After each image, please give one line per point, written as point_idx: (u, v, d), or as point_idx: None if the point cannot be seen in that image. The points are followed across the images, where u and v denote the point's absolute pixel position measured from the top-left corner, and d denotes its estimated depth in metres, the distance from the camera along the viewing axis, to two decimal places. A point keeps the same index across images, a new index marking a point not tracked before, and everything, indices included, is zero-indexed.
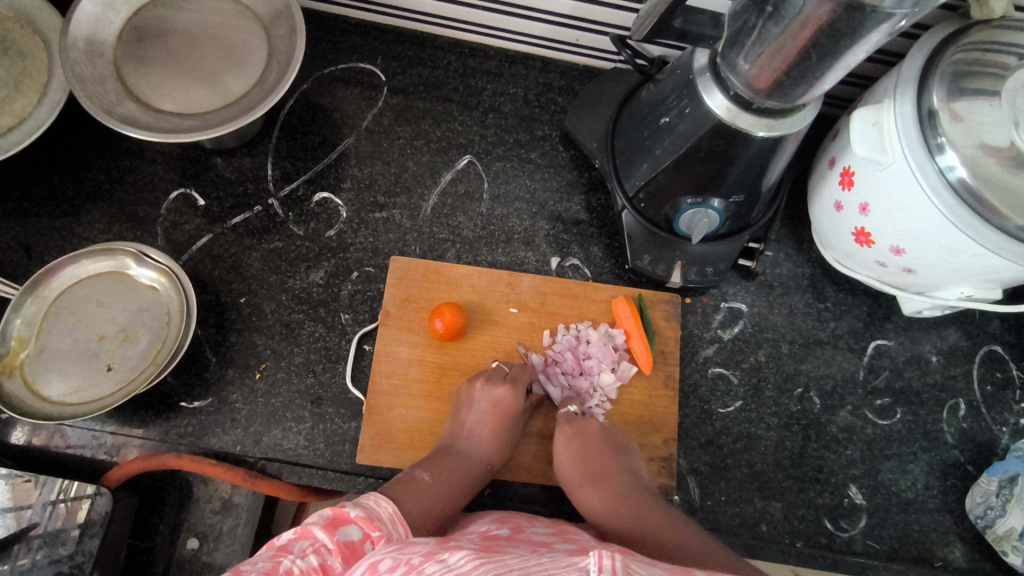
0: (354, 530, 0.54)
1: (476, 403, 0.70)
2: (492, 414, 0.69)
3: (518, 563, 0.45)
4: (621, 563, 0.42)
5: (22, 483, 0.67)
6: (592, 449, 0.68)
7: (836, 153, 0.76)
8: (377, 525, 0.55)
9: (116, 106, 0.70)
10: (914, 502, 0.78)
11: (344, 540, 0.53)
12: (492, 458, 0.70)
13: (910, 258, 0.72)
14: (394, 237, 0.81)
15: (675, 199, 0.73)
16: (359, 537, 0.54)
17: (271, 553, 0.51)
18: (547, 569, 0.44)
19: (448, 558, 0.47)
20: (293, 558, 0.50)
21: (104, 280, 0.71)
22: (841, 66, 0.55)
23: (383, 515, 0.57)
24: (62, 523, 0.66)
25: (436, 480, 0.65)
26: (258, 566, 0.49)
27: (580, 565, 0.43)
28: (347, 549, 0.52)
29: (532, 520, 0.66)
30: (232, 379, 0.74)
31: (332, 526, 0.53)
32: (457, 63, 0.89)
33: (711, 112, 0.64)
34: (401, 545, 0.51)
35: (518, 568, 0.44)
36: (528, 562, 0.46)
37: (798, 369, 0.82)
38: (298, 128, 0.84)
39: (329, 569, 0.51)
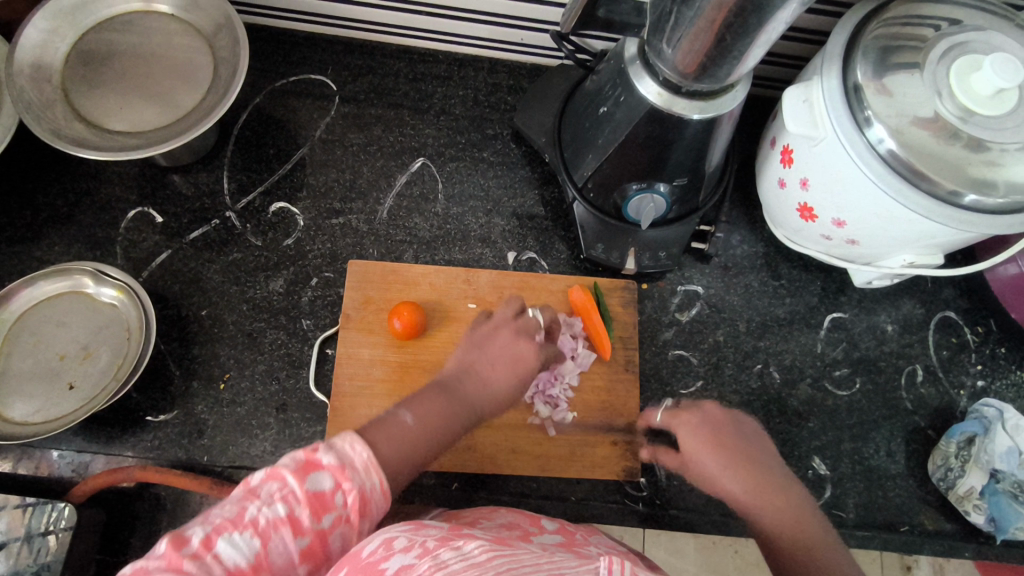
0: (323, 480, 0.48)
1: (489, 346, 0.69)
2: (508, 362, 0.67)
3: (530, 559, 0.43)
4: (631, 568, 0.42)
5: (14, 514, 0.68)
6: (724, 428, 0.67)
7: (776, 132, 0.78)
8: (351, 475, 0.48)
9: (65, 128, 0.71)
10: (879, 469, 0.80)
11: (313, 490, 0.47)
12: (486, 407, 0.65)
13: (852, 229, 0.73)
14: (352, 242, 0.83)
15: (621, 186, 0.75)
16: (331, 486, 0.47)
17: (240, 494, 0.47)
18: (559, 569, 0.43)
19: (462, 546, 0.44)
20: (257, 505, 0.46)
21: (63, 300, 0.72)
22: (758, 46, 0.57)
23: (359, 461, 0.49)
24: (50, 555, 0.67)
25: (422, 420, 0.58)
26: (226, 510, 0.47)
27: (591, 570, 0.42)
28: (316, 500, 0.47)
29: (534, 519, 0.64)
30: (197, 391, 0.75)
31: (301, 471, 0.47)
32: (406, 69, 0.91)
33: (644, 99, 0.66)
34: (415, 525, 0.49)
35: (529, 565, 0.42)
36: (540, 558, 0.45)
37: (757, 346, 0.84)
38: (252, 141, 0.86)
39: (296, 522, 0.46)
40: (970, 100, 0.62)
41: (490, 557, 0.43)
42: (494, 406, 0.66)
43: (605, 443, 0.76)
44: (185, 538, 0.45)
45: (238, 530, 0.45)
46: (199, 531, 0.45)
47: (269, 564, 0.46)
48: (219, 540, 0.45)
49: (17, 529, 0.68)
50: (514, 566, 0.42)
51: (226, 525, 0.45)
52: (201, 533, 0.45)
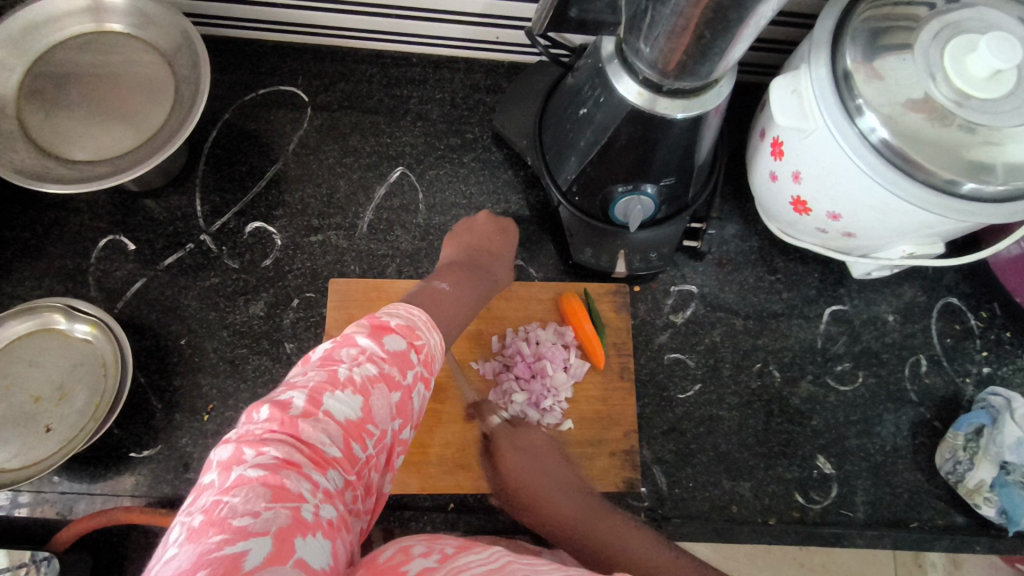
0: (398, 342, 0.48)
1: (473, 226, 0.76)
2: (494, 230, 0.75)
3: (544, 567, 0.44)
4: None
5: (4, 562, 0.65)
6: (543, 459, 0.68)
7: (765, 124, 0.74)
8: (420, 334, 0.51)
9: (25, 160, 0.68)
10: (885, 465, 0.78)
11: (394, 350, 0.48)
12: (498, 269, 0.72)
13: (847, 222, 0.71)
14: (332, 259, 0.80)
15: (607, 188, 0.72)
16: (406, 346, 0.49)
17: (318, 366, 0.45)
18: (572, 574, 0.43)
19: (481, 552, 0.45)
20: (347, 367, 0.45)
21: (34, 339, 0.70)
22: (739, 41, 0.54)
23: (420, 322, 0.52)
24: None
25: (455, 287, 0.65)
26: (311, 376, 0.44)
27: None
28: (399, 358, 0.47)
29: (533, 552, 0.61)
30: (180, 423, 0.73)
31: (377, 335, 0.48)
32: (380, 74, 0.88)
33: (623, 99, 0.62)
34: (431, 537, 0.48)
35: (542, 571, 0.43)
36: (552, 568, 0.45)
37: (755, 345, 0.81)
38: (223, 159, 0.83)
39: (389, 377, 0.46)
40: (964, 81, 0.59)
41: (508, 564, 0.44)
42: (490, 243, 0.74)
43: (603, 455, 0.73)
44: (287, 402, 0.43)
45: (337, 389, 0.44)
46: (302, 394, 0.43)
47: (373, 418, 0.45)
48: (323, 399, 0.43)
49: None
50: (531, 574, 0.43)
51: (323, 387, 0.44)
52: (302, 396, 0.43)
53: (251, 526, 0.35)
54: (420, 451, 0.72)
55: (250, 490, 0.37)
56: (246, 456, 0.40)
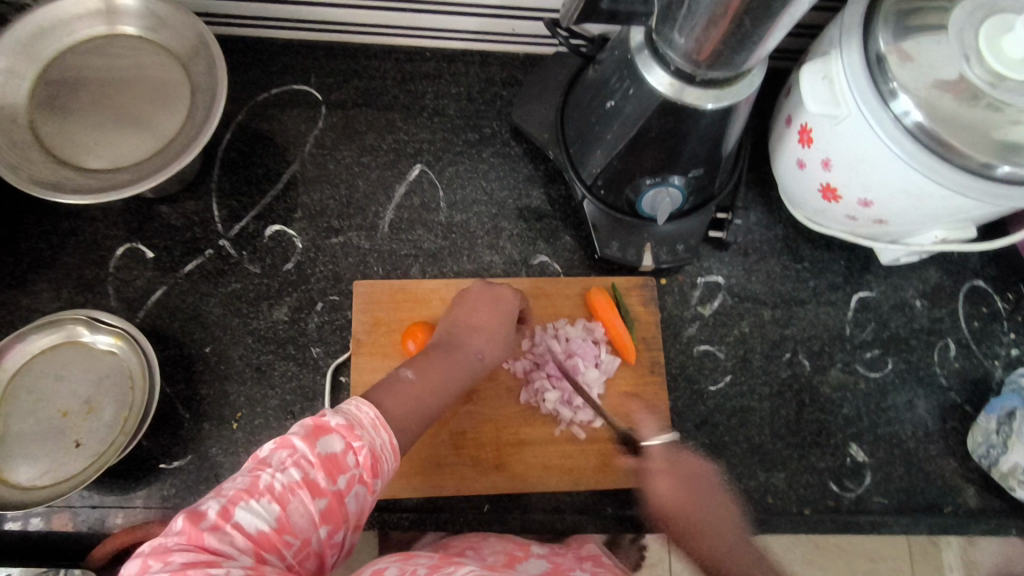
0: (334, 442, 0.45)
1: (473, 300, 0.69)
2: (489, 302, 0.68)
3: None
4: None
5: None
6: (641, 469, 0.65)
7: (791, 111, 0.73)
8: (360, 432, 0.47)
9: (41, 170, 0.66)
10: (918, 451, 0.78)
11: (326, 452, 0.45)
12: (482, 348, 0.65)
13: (879, 208, 0.70)
14: (355, 261, 0.79)
15: (634, 181, 0.71)
16: (342, 449, 0.46)
17: (248, 469, 0.44)
18: None
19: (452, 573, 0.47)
20: (270, 473, 0.43)
21: (57, 353, 0.68)
22: (778, 29, 0.53)
23: (365, 421, 0.48)
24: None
25: (422, 376, 0.59)
26: (237, 482, 0.43)
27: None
28: (331, 463, 0.45)
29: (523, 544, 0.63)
30: (209, 433, 0.72)
31: (312, 435, 0.45)
32: (393, 70, 0.86)
33: (654, 91, 0.61)
34: (404, 556, 0.52)
35: None
36: None
37: (784, 334, 0.81)
38: (239, 162, 0.81)
39: (313, 485, 0.44)
40: (999, 60, 0.58)
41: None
42: (481, 315, 0.67)
43: None
44: (200, 512, 0.42)
45: (254, 497, 0.42)
46: (215, 504, 0.42)
47: (291, 527, 0.43)
48: (236, 509, 0.42)
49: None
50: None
51: (240, 495, 0.42)
52: (215, 507, 0.42)
53: None
54: (453, 452, 0.71)
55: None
56: (149, 570, 0.39)
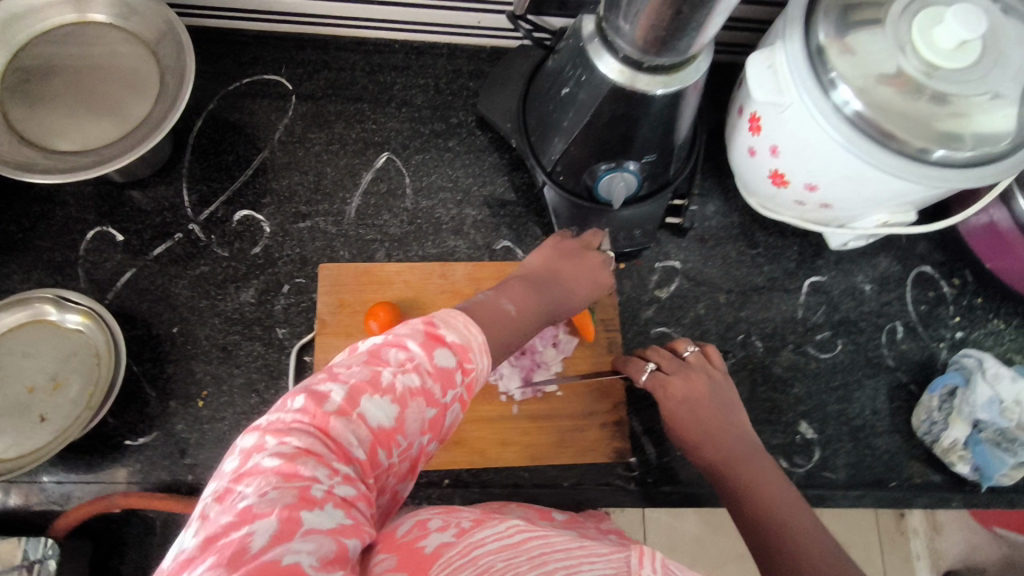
0: (446, 357, 0.46)
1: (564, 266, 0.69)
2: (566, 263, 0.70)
3: (562, 543, 0.48)
4: (661, 561, 0.44)
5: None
6: (700, 404, 0.68)
7: (742, 100, 0.77)
8: (469, 355, 0.47)
9: (9, 151, 0.68)
10: (865, 428, 0.81)
11: (441, 365, 0.46)
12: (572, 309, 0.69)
13: (823, 193, 0.73)
14: (322, 244, 0.80)
15: (591, 166, 0.74)
16: (454, 364, 0.47)
17: (364, 363, 0.45)
18: (589, 556, 0.46)
19: (496, 528, 0.49)
20: (391, 372, 0.44)
21: (24, 331, 0.70)
22: (715, 16, 0.55)
23: (475, 342, 0.48)
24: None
25: (522, 312, 0.60)
26: (356, 371, 0.45)
27: (618, 556, 0.45)
28: (443, 375, 0.46)
29: (545, 514, 0.66)
30: (175, 411, 0.73)
31: (429, 344, 0.46)
32: (363, 61, 0.88)
33: (605, 77, 0.64)
34: (447, 509, 0.53)
35: (562, 549, 0.47)
36: (571, 542, 0.49)
37: (738, 317, 0.83)
38: (209, 148, 0.83)
39: (430, 392, 0.45)
40: (932, 53, 0.62)
41: (522, 540, 0.48)
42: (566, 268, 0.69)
43: (593, 427, 0.75)
44: (324, 394, 0.43)
45: (377, 392, 0.44)
46: (341, 389, 0.43)
47: (404, 429, 0.44)
48: (359, 407, 0.43)
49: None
50: (546, 551, 0.46)
51: (327, 417, 0.42)
52: (341, 393, 0.43)
53: (256, 508, 0.37)
54: None
55: (262, 480, 0.39)
56: (267, 445, 0.41)
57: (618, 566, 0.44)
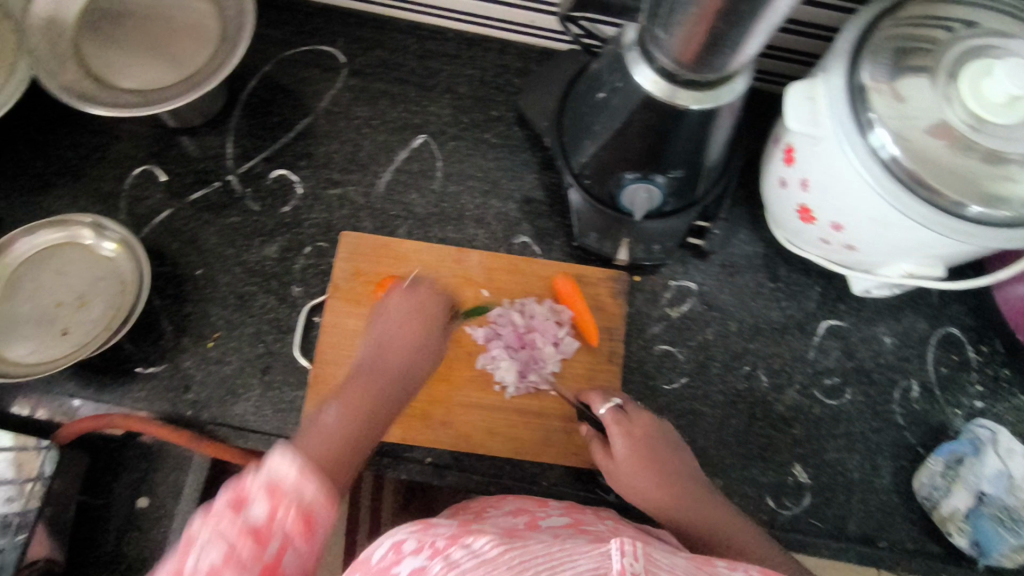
0: (258, 511, 0.41)
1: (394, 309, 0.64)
2: (417, 312, 0.64)
3: (540, 548, 0.45)
4: (643, 549, 0.41)
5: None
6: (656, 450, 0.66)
7: (780, 129, 0.75)
8: (283, 493, 0.41)
9: (75, 83, 0.73)
10: (861, 482, 0.78)
11: (250, 522, 0.40)
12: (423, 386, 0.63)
13: (849, 234, 0.71)
14: (348, 213, 0.83)
15: (616, 174, 0.74)
16: (264, 516, 0.41)
17: (176, 551, 0.41)
18: (571, 555, 0.43)
19: (472, 544, 0.47)
20: (193, 562, 0.39)
21: (63, 250, 0.74)
22: (752, 36, 0.55)
23: (291, 479, 0.42)
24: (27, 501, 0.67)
25: (347, 414, 0.52)
26: (192, 560, 0.40)
27: (600, 551, 0.42)
28: (256, 538, 0.40)
29: (540, 503, 0.68)
30: (186, 347, 0.77)
31: (238, 507, 0.41)
32: (416, 45, 0.91)
33: (639, 86, 0.64)
34: (422, 526, 0.54)
35: (540, 553, 0.45)
36: (551, 546, 0.46)
37: (747, 348, 0.82)
38: (259, 108, 0.87)
39: (242, 560, 0.40)
40: (979, 105, 0.60)
41: (498, 553, 0.45)
42: (421, 323, 0.63)
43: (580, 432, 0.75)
44: None
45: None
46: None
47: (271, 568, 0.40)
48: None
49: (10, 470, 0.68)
50: (526, 558, 0.43)
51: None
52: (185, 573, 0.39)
53: None
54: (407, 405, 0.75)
55: None
56: None
57: (601, 562, 0.40)
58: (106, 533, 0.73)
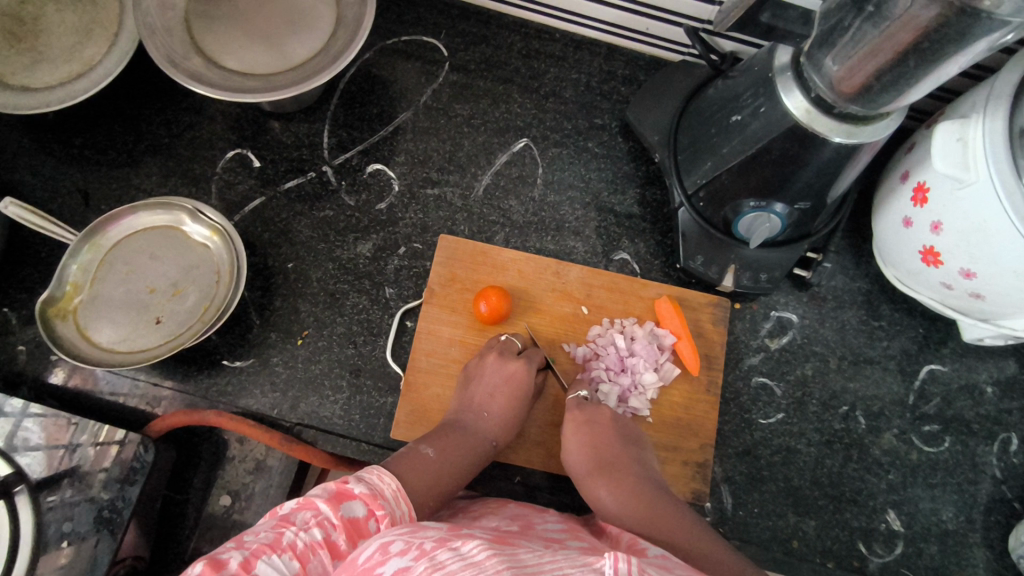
0: (358, 506, 0.52)
1: (488, 376, 0.69)
2: (504, 388, 0.68)
3: (532, 558, 0.42)
4: (638, 569, 0.40)
5: (54, 422, 0.67)
6: (605, 440, 0.66)
7: (911, 166, 0.72)
8: (380, 502, 0.54)
9: (183, 60, 0.69)
10: (955, 535, 0.76)
11: (348, 517, 0.51)
12: (499, 434, 0.68)
13: (979, 282, 0.68)
14: (444, 215, 0.80)
15: (736, 201, 0.71)
16: (364, 514, 0.52)
17: (271, 525, 0.50)
18: (562, 567, 0.41)
19: (460, 547, 0.42)
20: (293, 531, 0.49)
21: (158, 233, 0.72)
22: (935, 76, 0.52)
23: (386, 493, 0.55)
24: (89, 464, 0.66)
25: (442, 457, 0.63)
26: (260, 537, 0.48)
27: (592, 565, 0.41)
28: (352, 527, 0.51)
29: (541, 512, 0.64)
30: (274, 342, 0.74)
31: (336, 501, 0.52)
32: (521, 44, 0.86)
33: (787, 113, 0.61)
34: (413, 528, 0.47)
35: (532, 564, 0.41)
36: (541, 557, 0.43)
37: (845, 386, 0.80)
38: (356, 97, 0.83)
39: (333, 545, 0.49)
40: None
41: (485, 556, 0.41)
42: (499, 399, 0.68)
43: (674, 462, 0.73)
44: (222, 561, 0.45)
45: (279, 552, 0.47)
46: (238, 555, 0.46)
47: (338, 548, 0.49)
48: (258, 562, 0.46)
49: (95, 435, 0.67)
50: (515, 566, 0.40)
51: (264, 549, 0.47)
52: (239, 558, 0.46)
53: None
54: None
55: None
56: None
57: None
58: (184, 528, 0.73)
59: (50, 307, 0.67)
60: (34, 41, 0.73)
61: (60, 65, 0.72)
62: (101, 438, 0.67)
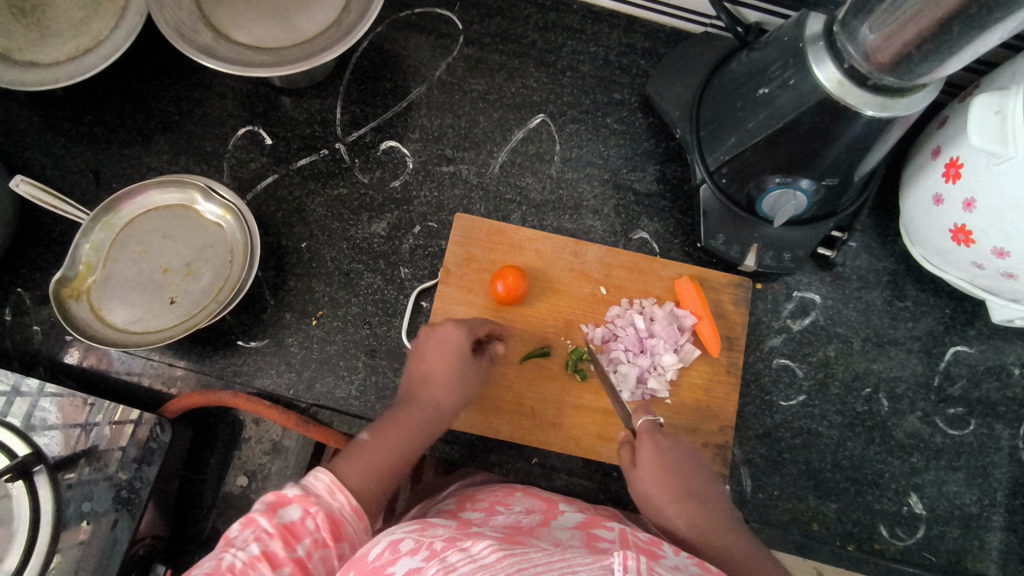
0: (292, 511, 0.48)
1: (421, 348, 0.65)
2: (435, 353, 0.65)
3: (541, 558, 0.39)
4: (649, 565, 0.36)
5: (71, 402, 0.67)
6: (686, 461, 0.61)
7: (944, 141, 0.69)
8: (312, 499, 0.50)
9: (194, 35, 0.67)
10: (978, 518, 0.75)
11: (283, 522, 0.47)
12: (443, 400, 0.64)
13: (1013, 261, 0.65)
14: (459, 193, 0.79)
15: (761, 177, 0.68)
16: (299, 516, 0.48)
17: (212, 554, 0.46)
18: (570, 566, 0.37)
19: (471, 548, 0.40)
20: (230, 554, 0.45)
21: (170, 212, 0.71)
22: (976, 45, 0.50)
23: (320, 489, 0.51)
24: (106, 442, 0.67)
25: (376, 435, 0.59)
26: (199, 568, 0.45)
27: (602, 563, 0.37)
28: (288, 532, 0.47)
29: (554, 504, 0.61)
30: (289, 323, 0.74)
31: (268, 510, 0.48)
32: (537, 16, 0.84)
33: (818, 86, 0.59)
34: (420, 525, 0.46)
35: (541, 564, 0.38)
36: (554, 556, 0.40)
37: (869, 368, 0.78)
38: (369, 72, 0.81)
39: (271, 556, 0.46)
40: None
41: (496, 559, 0.38)
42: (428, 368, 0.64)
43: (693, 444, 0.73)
44: None
45: None
46: None
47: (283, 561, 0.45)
48: None
49: (111, 413, 0.67)
50: (524, 566, 0.37)
51: None
52: None
53: None
54: (516, 402, 0.72)
55: None
56: None
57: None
58: (202, 508, 0.75)
59: (63, 288, 0.67)
60: (41, 15, 0.72)
61: (68, 40, 0.71)
62: (115, 418, 0.67)
